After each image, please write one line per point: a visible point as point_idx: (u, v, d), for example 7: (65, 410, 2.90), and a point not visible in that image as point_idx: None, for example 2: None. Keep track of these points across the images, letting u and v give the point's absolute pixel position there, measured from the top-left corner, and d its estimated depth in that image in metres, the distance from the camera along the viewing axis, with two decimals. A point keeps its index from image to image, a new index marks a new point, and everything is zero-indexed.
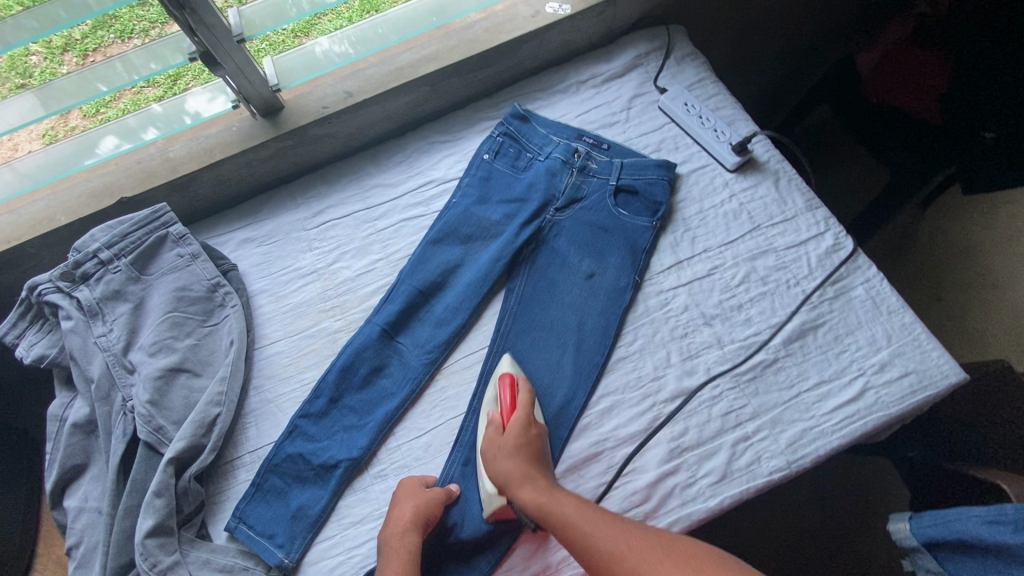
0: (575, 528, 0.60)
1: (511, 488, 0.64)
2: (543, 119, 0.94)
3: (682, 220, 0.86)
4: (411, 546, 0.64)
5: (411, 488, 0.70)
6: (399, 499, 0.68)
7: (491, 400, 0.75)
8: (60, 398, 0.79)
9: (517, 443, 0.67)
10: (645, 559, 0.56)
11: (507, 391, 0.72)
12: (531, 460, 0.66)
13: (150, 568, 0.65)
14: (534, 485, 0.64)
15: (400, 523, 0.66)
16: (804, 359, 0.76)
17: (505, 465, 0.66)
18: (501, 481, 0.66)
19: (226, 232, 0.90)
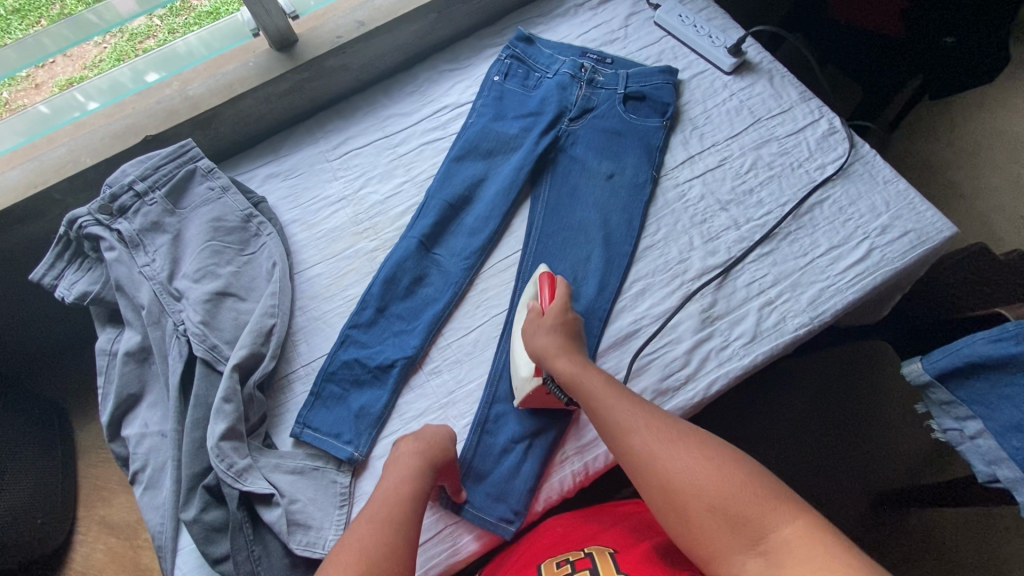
0: (619, 405, 0.61)
1: (546, 351, 0.69)
2: (547, 41, 0.98)
3: (688, 120, 0.92)
4: (421, 483, 0.61)
5: (433, 430, 0.67)
6: (417, 438, 0.66)
7: (534, 289, 0.78)
8: (107, 334, 0.79)
9: (550, 310, 0.72)
10: (680, 449, 0.55)
11: (545, 281, 0.75)
12: (569, 342, 0.70)
13: (227, 469, 0.68)
14: (570, 359, 0.67)
15: (416, 460, 0.63)
16: (814, 230, 0.83)
17: (552, 314, 0.71)
18: (551, 333, 0.70)
19: (251, 169, 0.92)
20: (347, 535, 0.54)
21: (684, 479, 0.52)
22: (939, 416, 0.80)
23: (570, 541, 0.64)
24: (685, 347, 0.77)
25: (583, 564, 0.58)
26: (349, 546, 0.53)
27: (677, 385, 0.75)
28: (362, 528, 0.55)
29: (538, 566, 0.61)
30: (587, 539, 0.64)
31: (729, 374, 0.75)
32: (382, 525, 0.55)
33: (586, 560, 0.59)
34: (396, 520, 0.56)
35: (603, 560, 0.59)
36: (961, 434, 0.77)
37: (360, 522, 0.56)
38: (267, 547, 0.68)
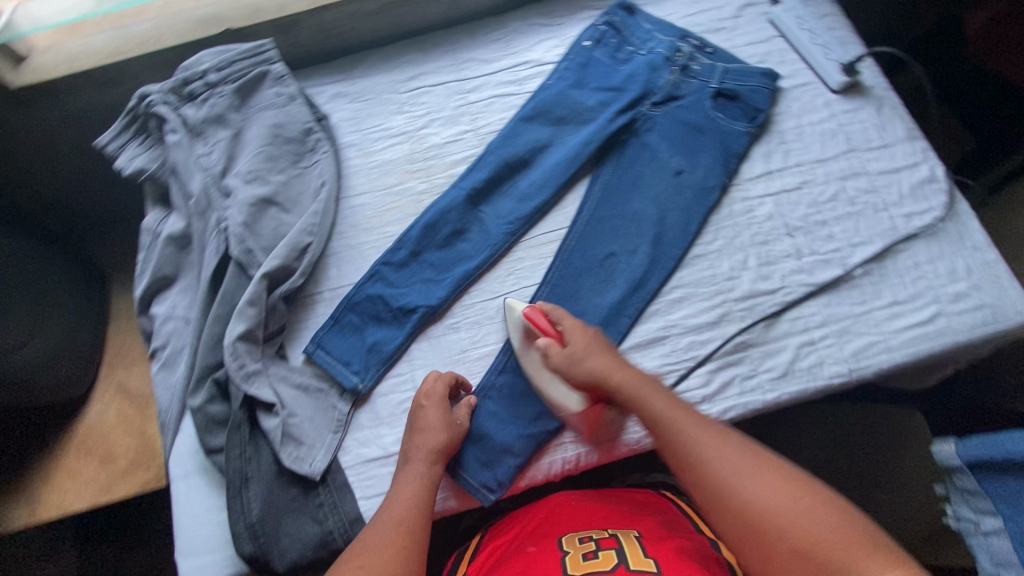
0: (683, 422, 0.62)
1: (580, 360, 0.68)
2: (649, 15, 0.93)
3: (777, 132, 0.86)
4: (433, 472, 0.66)
5: (443, 385, 0.71)
6: (431, 407, 0.69)
7: (518, 326, 0.76)
8: (155, 214, 0.82)
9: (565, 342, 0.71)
10: (766, 482, 0.56)
11: (531, 316, 0.74)
12: (614, 355, 0.69)
13: (237, 369, 0.70)
14: (635, 379, 0.66)
15: (427, 447, 0.66)
16: (880, 280, 0.77)
17: (568, 337, 0.71)
18: (574, 339, 0.70)
19: (321, 84, 0.91)
20: (372, 553, 0.57)
21: (756, 494, 0.55)
22: (956, 502, 0.74)
23: (591, 524, 0.64)
24: (710, 367, 0.74)
25: (607, 543, 0.58)
26: (378, 563, 0.56)
27: (689, 403, 0.72)
28: (387, 544, 0.58)
29: (559, 538, 0.61)
30: (609, 523, 0.64)
31: (747, 405, 0.72)
32: (405, 537, 0.59)
33: (611, 539, 0.59)
34: (417, 526, 0.61)
35: (628, 542, 0.59)
36: (975, 527, 0.72)
37: (381, 538, 0.59)
38: (258, 451, 0.70)
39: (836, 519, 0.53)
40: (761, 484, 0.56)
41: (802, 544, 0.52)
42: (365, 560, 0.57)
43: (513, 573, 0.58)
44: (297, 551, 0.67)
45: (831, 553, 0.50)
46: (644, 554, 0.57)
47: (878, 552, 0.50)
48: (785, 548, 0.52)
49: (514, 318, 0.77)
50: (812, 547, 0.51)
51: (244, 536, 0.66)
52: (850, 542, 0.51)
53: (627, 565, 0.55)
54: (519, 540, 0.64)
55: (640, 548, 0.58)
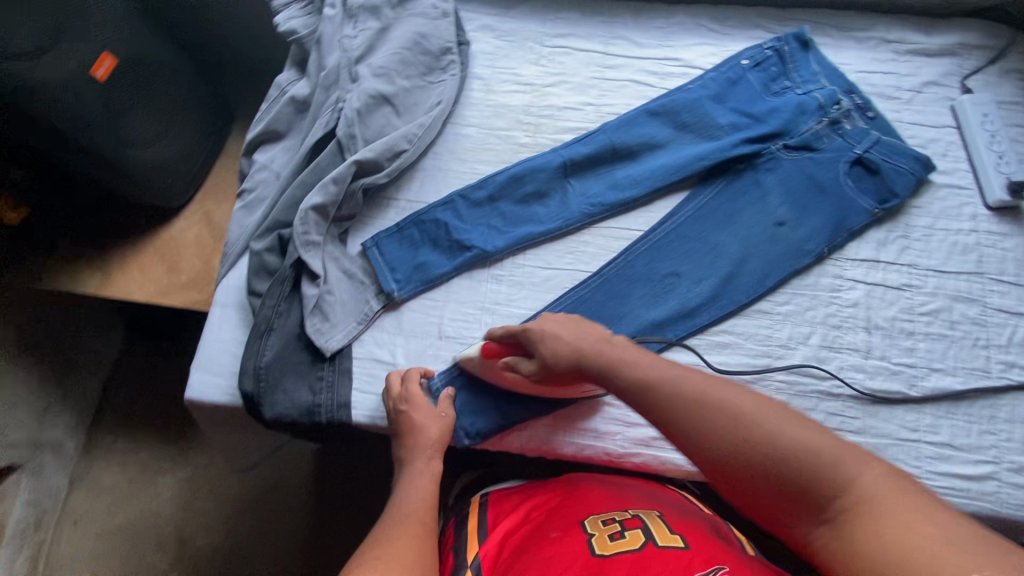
0: (649, 366, 0.56)
1: (554, 349, 0.63)
2: (823, 57, 0.87)
3: (904, 224, 0.78)
4: (433, 466, 0.68)
5: (415, 385, 0.71)
6: (415, 406, 0.69)
7: (477, 368, 0.72)
8: (289, 74, 0.89)
9: (534, 351, 0.65)
10: (727, 418, 0.49)
11: (485, 350, 0.70)
12: (580, 327, 0.64)
13: (300, 234, 0.75)
14: (591, 339, 0.62)
15: (425, 442, 0.69)
16: (944, 416, 0.70)
17: (541, 349, 0.64)
18: (546, 340, 0.64)
19: (475, 13, 0.95)
20: (390, 544, 0.55)
21: (737, 413, 0.49)
22: None
23: (606, 505, 0.64)
24: None
25: (632, 523, 0.58)
26: (401, 550, 0.55)
27: None
28: (404, 535, 0.57)
29: (581, 520, 0.60)
30: (625, 504, 0.64)
31: None
32: (420, 529, 0.59)
33: (636, 520, 0.59)
34: (428, 517, 0.62)
35: (653, 522, 0.59)
36: None
37: (398, 532, 0.58)
38: (290, 310, 0.76)
39: (816, 428, 0.47)
40: (735, 399, 0.50)
41: (778, 460, 0.46)
42: (385, 549, 0.54)
43: (540, 559, 0.55)
44: (285, 407, 0.73)
45: (814, 462, 0.45)
46: (670, 532, 0.57)
47: (861, 454, 0.45)
48: (762, 485, 0.46)
49: (471, 366, 0.72)
50: (788, 463, 0.45)
51: (248, 374, 0.73)
52: (831, 446, 0.45)
53: (656, 542, 0.54)
54: (539, 523, 0.62)
55: (665, 527, 0.58)
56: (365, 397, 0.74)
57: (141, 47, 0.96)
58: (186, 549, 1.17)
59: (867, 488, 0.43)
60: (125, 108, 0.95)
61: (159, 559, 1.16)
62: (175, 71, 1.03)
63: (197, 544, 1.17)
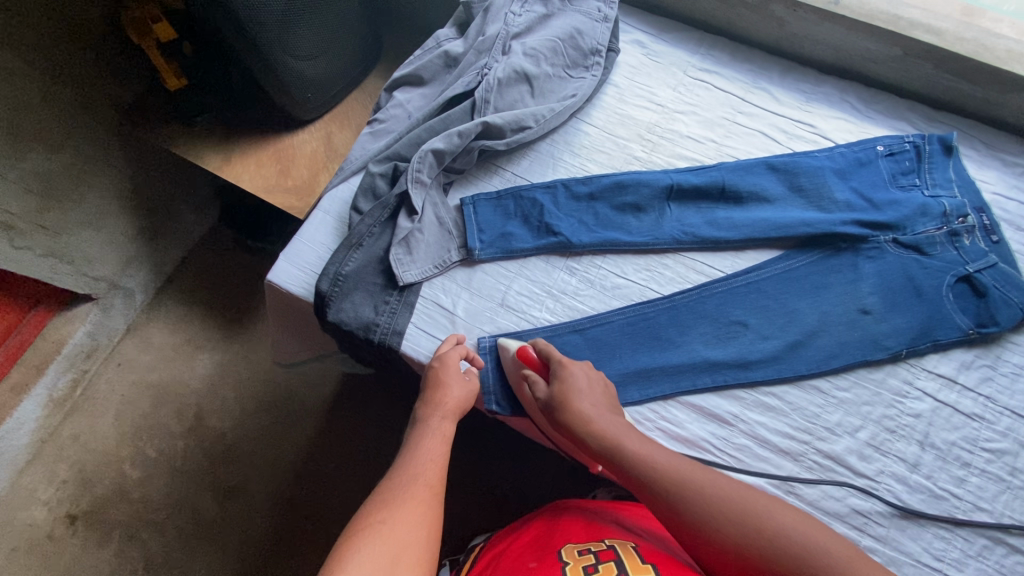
0: (654, 450, 0.62)
1: (571, 399, 0.67)
2: (962, 167, 0.84)
3: (995, 355, 0.75)
4: (445, 426, 0.66)
5: (458, 355, 0.72)
6: (445, 367, 0.71)
7: (509, 365, 0.76)
8: (451, 31, 0.96)
9: (552, 381, 0.70)
10: (721, 518, 0.56)
11: (520, 352, 0.74)
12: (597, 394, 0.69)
13: (413, 171, 0.81)
14: (597, 404, 0.67)
15: (440, 403, 0.68)
16: (973, 556, 0.67)
17: (565, 386, 0.69)
18: (566, 381, 0.69)
19: (632, 27, 0.99)
20: (399, 508, 0.54)
21: (718, 493, 0.58)
22: None
23: (576, 533, 0.64)
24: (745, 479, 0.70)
25: (605, 556, 0.58)
26: (407, 518, 0.53)
27: None
28: (412, 501, 0.55)
29: (556, 549, 0.61)
30: (598, 533, 0.64)
31: None
32: (427, 495, 0.57)
33: (611, 552, 0.59)
34: (436, 480, 0.60)
35: (625, 552, 0.60)
36: None
37: (405, 495, 0.56)
38: (381, 235, 0.82)
39: (790, 510, 0.57)
40: (741, 490, 0.59)
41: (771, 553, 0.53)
42: (389, 513, 0.53)
43: None
44: (348, 316, 0.78)
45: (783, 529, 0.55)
46: (642, 561, 0.58)
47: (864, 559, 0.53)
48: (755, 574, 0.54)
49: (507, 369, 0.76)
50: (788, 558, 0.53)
51: (327, 276, 0.79)
52: (805, 527, 0.55)
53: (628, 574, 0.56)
54: (517, 554, 0.63)
55: (636, 556, 0.59)
56: (418, 333, 0.79)
57: None
58: (200, 424, 1.25)
59: (845, 557, 0.53)
60: (297, 19, 1.04)
61: (174, 424, 1.25)
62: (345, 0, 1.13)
63: (210, 424, 1.25)
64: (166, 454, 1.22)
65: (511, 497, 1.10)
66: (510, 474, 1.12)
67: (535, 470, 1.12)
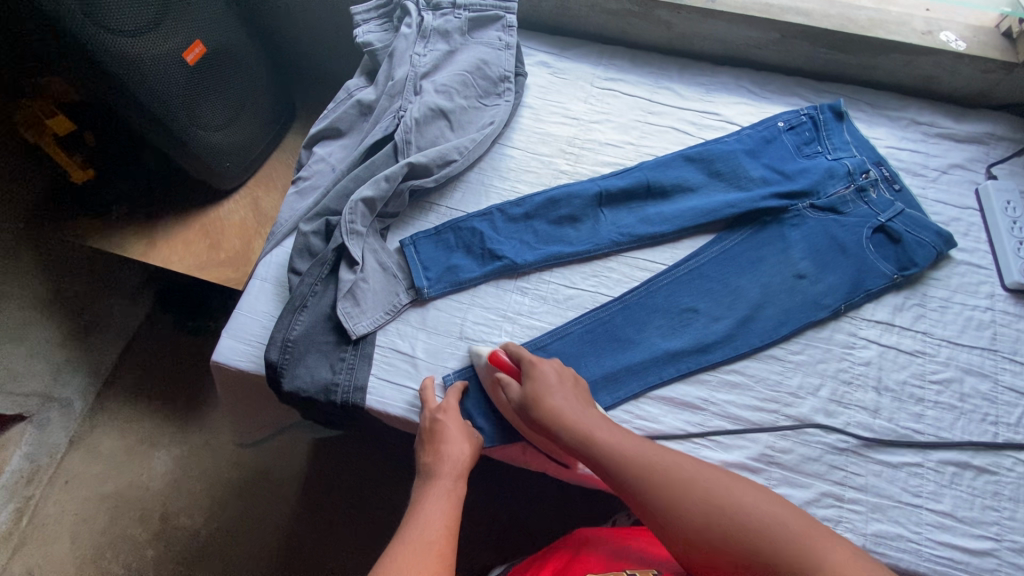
0: (619, 445, 0.64)
1: (543, 394, 0.68)
2: (855, 129, 0.91)
3: (922, 293, 0.81)
4: (456, 489, 0.65)
5: (454, 396, 0.73)
6: (449, 417, 0.71)
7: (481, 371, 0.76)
8: (360, 81, 0.97)
9: (524, 381, 0.71)
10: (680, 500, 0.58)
11: (492, 356, 0.75)
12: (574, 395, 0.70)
13: (346, 223, 0.80)
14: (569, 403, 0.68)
15: (447, 462, 0.67)
16: (947, 485, 0.70)
17: (536, 386, 0.69)
18: (537, 379, 0.70)
19: (535, 50, 1.03)
20: None
21: (677, 476, 0.60)
22: None
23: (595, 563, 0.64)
24: (727, 458, 0.72)
25: None
26: None
27: None
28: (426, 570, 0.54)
29: None
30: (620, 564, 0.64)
31: None
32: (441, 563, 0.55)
33: None
34: (448, 547, 0.58)
35: None
36: None
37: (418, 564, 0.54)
38: (324, 291, 0.80)
39: (756, 492, 0.59)
40: (705, 478, 0.60)
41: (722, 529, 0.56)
42: None
43: None
44: (304, 382, 0.76)
45: (784, 525, 0.55)
46: None
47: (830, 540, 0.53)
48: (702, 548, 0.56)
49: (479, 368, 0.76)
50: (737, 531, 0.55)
51: (275, 345, 0.76)
52: (762, 505, 0.57)
53: None
54: None
55: None
56: (380, 384, 0.77)
57: (225, 39, 1.04)
58: (166, 527, 1.16)
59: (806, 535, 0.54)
60: (200, 91, 1.02)
61: (139, 533, 1.15)
62: (249, 66, 1.12)
63: (179, 523, 1.16)
64: (134, 568, 1.12)
65: (510, 528, 1.08)
66: (504, 506, 1.09)
67: (529, 497, 1.10)
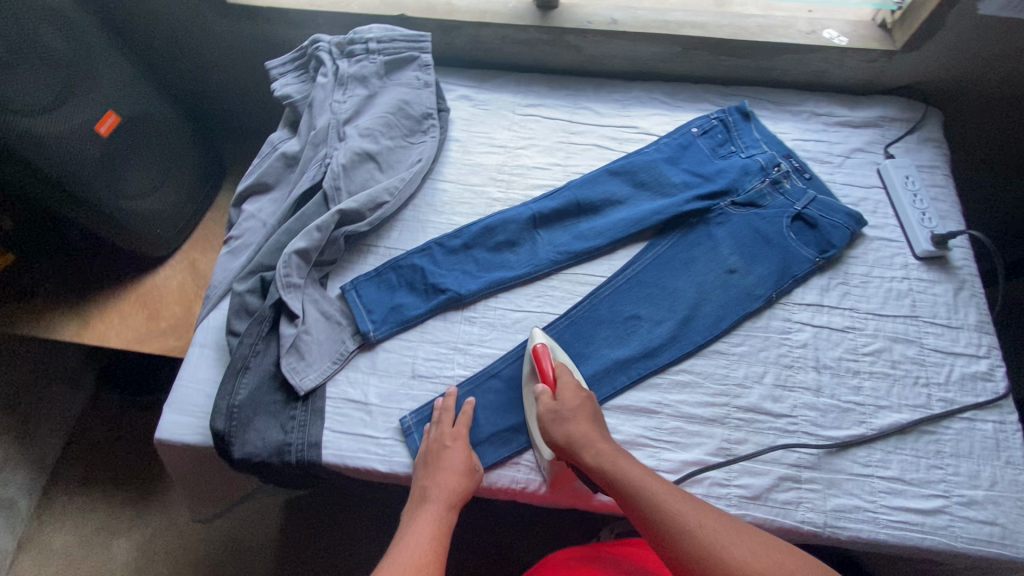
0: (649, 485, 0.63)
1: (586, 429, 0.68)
2: (762, 127, 0.97)
3: (844, 272, 0.85)
4: (447, 518, 0.66)
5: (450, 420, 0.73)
6: (445, 445, 0.71)
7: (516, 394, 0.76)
8: (283, 133, 0.97)
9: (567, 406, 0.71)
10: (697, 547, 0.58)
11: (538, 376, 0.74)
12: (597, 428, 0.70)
13: (282, 277, 0.79)
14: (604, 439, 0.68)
15: (443, 488, 0.67)
16: (893, 450, 0.74)
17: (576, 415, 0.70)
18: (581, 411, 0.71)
19: (455, 84, 1.06)
20: None
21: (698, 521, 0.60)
22: None
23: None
24: (686, 457, 0.73)
25: None
26: None
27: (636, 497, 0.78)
28: None
29: None
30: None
31: None
32: None
33: None
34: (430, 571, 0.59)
35: None
36: None
37: None
38: (267, 349, 0.79)
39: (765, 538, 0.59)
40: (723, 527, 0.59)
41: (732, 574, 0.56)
42: None
43: None
44: (254, 448, 0.73)
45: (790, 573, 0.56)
46: None
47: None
48: None
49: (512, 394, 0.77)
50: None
51: (220, 413, 0.73)
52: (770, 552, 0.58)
53: None
54: None
55: None
56: (336, 437, 0.75)
57: (139, 106, 1.02)
58: None
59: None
60: (118, 162, 0.99)
61: None
62: (168, 130, 1.09)
63: None
64: None
65: (496, 561, 1.06)
66: (486, 539, 1.07)
67: (510, 525, 1.09)
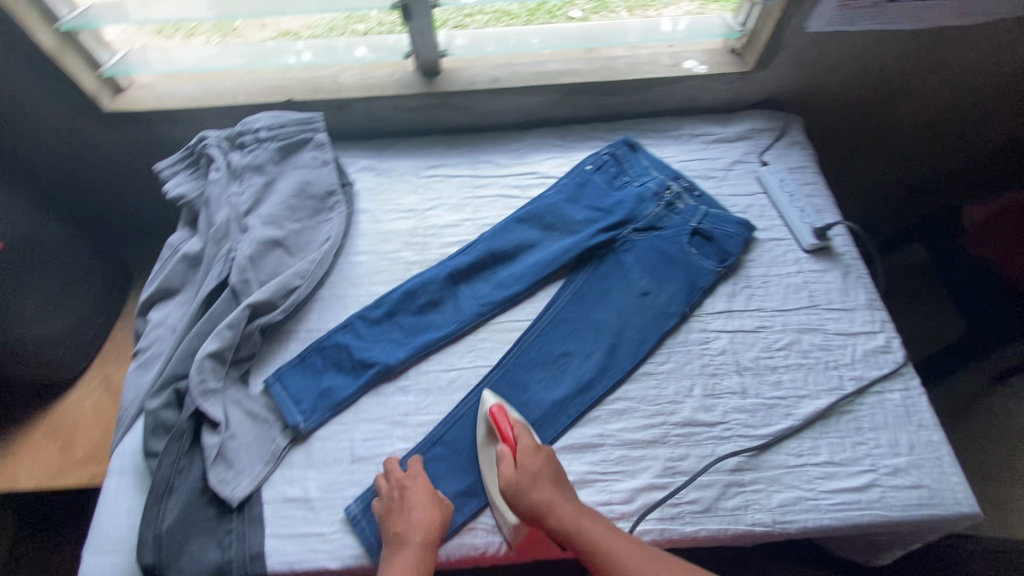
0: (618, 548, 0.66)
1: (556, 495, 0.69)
2: (649, 154, 1.04)
3: (745, 276, 0.92)
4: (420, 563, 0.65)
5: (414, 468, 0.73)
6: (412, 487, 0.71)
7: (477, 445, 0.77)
8: (183, 233, 0.94)
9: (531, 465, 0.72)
10: None
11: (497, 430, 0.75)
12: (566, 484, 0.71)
13: (197, 385, 0.76)
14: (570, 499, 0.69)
15: (416, 529, 0.67)
16: (820, 436, 0.78)
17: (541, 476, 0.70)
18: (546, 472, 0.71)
19: (356, 157, 1.07)
20: None
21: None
22: None
23: None
24: (636, 485, 0.74)
25: None
26: None
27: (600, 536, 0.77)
28: None
29: None
30: None
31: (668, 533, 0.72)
32: None
33: None
34: None
35: None
36: None
37: None
38: (191, 464, 0.74)
39: None
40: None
41: None
42: None
43: None
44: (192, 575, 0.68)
45: None
46: None
47: None
48: None
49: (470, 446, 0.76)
50: None
51: (148, 545, 0.68)
52: None
53: None
54: None
55: None
56: (280, 543, 0.71)
57: (21, 230, 0.95)
58: None
59: None
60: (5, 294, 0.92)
61: None
62: (61, 247, 1.03)
63: None
64: None
65: None
66: None
67: None
